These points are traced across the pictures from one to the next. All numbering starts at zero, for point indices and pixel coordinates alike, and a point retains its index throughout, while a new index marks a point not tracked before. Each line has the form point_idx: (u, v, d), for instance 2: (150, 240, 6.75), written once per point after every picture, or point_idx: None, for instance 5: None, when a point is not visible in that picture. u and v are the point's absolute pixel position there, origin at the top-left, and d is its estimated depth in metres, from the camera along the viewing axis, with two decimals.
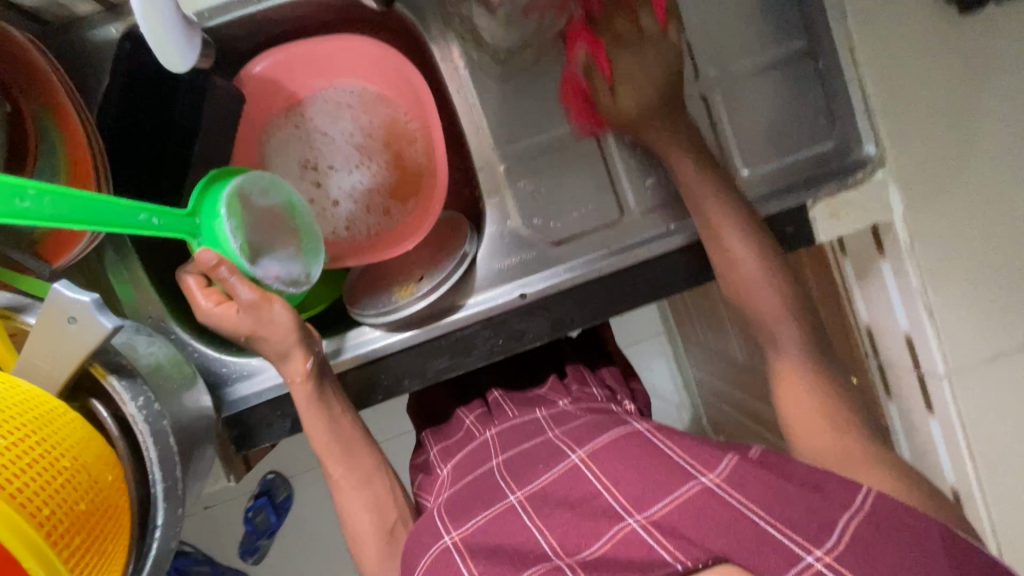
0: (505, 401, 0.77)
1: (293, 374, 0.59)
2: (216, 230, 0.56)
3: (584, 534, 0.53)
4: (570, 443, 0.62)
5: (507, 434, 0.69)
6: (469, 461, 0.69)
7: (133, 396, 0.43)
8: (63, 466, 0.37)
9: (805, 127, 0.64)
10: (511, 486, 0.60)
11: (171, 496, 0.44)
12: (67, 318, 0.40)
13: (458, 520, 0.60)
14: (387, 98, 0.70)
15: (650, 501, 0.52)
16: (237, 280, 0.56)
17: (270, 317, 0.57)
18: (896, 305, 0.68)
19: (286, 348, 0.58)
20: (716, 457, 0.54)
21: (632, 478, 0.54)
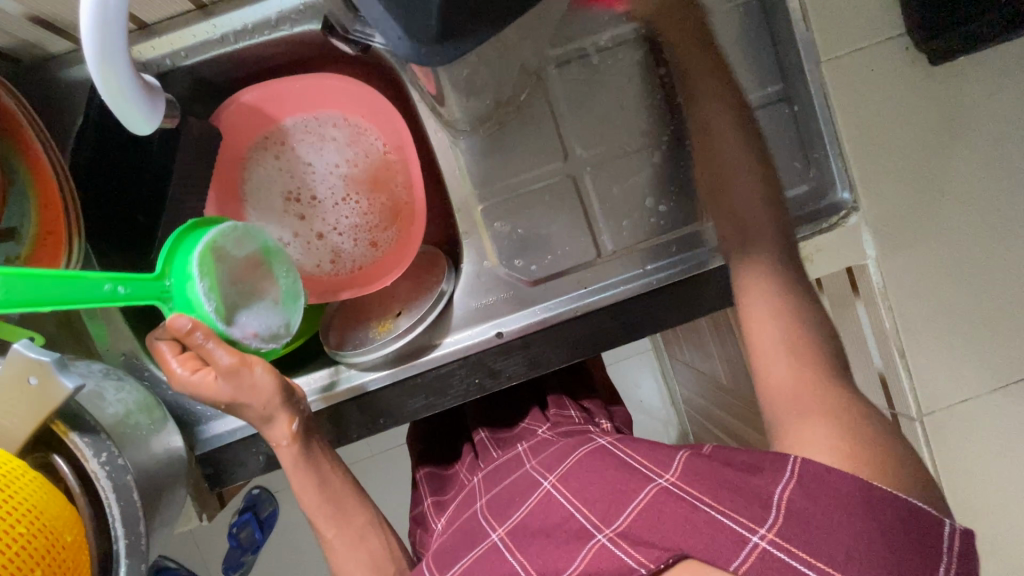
0: (490, 441, 0.78)
1: (278, 438, 0.59)
2: (189, 292, 0.54)
3: (560, 557, 0.52)
4: (542, 470, 0.62)
5: (491, 476, 0.70)
6: (460, 506, 0.69)
7: (96, 452, 0.43)
8: (18, 532, 0.36)
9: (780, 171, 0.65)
10: (494, 525, 0.60)
11: (134, 552, 0.43)
12: (28, 379, 0.39)
13: (445, 567, 0.60)
14: (363, 131, 0.69)
15: (614, 513, 0.52)
16: (215, 345, 0.54)
17: (252, 382, 0.56)
18: (870, 344, 0.68)
19: (270, 412, 0.57)
20: (668, 461, 0.54)
21: (593, 494, 0.55)
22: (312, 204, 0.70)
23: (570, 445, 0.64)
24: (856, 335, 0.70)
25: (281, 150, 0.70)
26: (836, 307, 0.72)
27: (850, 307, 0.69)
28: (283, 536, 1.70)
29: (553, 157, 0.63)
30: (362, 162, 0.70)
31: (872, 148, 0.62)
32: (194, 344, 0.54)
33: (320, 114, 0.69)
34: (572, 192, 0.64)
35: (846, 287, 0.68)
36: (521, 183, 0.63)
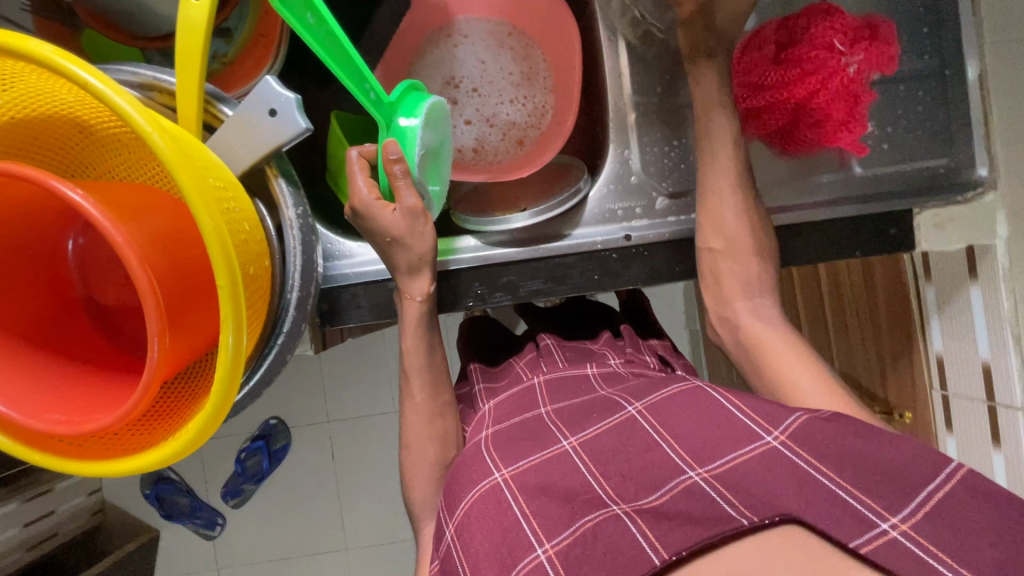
0: (557, 349, 0.75)
1: (414, 292, 0.62)
2: (406, 131, 0.57)
3: (642, 485, 0.51)
4: (625, 395, 0.59)
5: (558, 382, 0.66)
6: (518, 399, 0.66)
7: (295, 204, 0.45)
8: (245, 233, 0.39)
9: (922, 140, 0.67)
10: (563, 432, 0.58)
11: (301, 308, 0.46)
12: (269, 109, 0.43)
13: (510, 456, 0.56)
14: (529, 35, 0.75)
15: (711, 456, 0.51)
16: (405, 183, 0.56)
17: (422, 230, 0.59)
18: (980, 333, 0.69)
19: (421, 264, 0.61)
20: (782, 414, 0.51)
21: (693, 433, 0.53)
22: (467, 92, 0.76)
23: (663, 381, 0.61)
24: (962, 324, 0.71)
25: (456, 39, 0.75)
26: (944, 294, 0.74)
27: (963, 293, 0.71)
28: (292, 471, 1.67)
29: None
30: (523, 69, 0.76)
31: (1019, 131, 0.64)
32: (391, 176, 0.56)
33: (492, 17, 0.75)
34: None
35: (963, 270, 0.70)
36: (674, 102, 0.67)
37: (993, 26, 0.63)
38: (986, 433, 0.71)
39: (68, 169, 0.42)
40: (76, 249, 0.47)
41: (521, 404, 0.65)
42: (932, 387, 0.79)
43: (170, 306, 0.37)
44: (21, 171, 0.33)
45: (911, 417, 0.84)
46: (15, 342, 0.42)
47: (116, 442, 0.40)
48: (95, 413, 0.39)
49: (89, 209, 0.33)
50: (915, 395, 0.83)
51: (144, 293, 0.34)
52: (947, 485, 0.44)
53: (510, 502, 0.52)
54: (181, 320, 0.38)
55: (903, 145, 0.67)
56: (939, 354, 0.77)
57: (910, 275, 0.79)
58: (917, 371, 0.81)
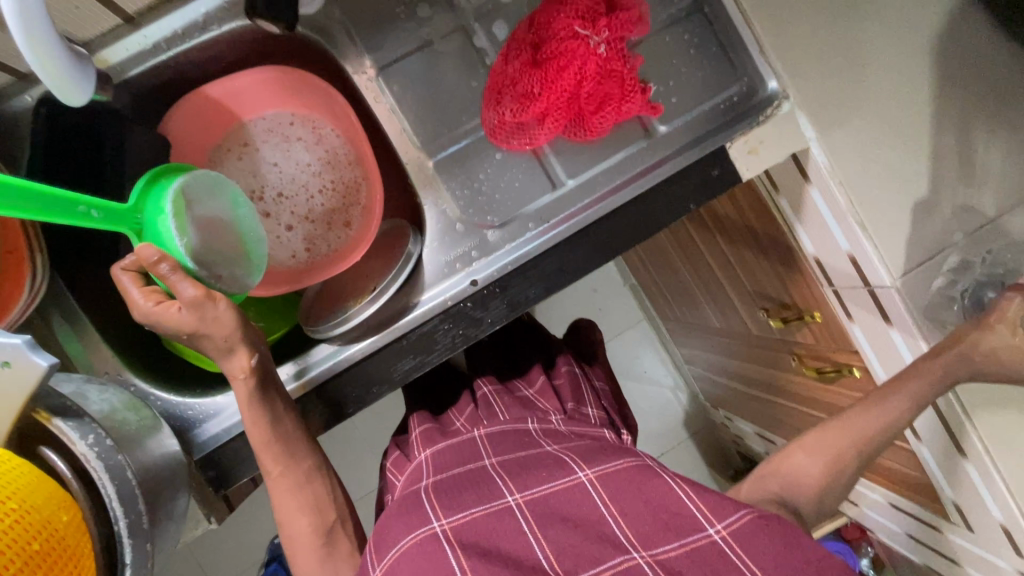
0: (494, 398, 0.73)
1: (236, 370, 0.55)
2: (160, 227, 0.54)
3: (581, 555, 0.50)
4: (578, 460, 0.58)
5: (499, 437, 0.65)
6: (456, 455, 0.64)
7: (82, 434, 0.43)
8: (12, 507, 0.36)
9: (708, 78, 0.67)
10: (509, 487, 0.56)
11: (136, 532, 0.43)
12: (1, 363, 0.39)
13: (449, 505, 0.55)
14: (312, 119, 0.71)
15: (657, 540, 0.51)
16: (180, 277, 0.50)
17: (215, 314, 0.52)
18: (833, 228, 0.71)
19: (232, 345, 0.54)
20: (728, 506, 0.51)
21: (641, 513, 0.52)
22: (275, 202, 0.72)
23: (612, 448, 0.60)
24: (818, 223, 0.72)
25: (242, 151, 0.72)
26: (795, 201, 0.75)
27: (805, 195, 0.72)
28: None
29: None
30: (321, 156, 0.72)
31: (788, 37, 0.64)
32: (160, 277, 0.50)
33: (266, 112, 0.71)
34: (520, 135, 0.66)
35: (797, 176, 0.71)
36: (468, 136, 0.65)
37: None
38: (878, 315, 0.73)
39: None
40: None
41: (455, 458, 0.63)
42: (824, 285, 0.80)
43: None
44: None
45: (821, 316, 0.86)
46: None
47: None
48: None
49: None
50: (816, 297, 0.84)
51: None
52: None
53: (449, 554, 0.51)
54: None
55: (693, 89, 0.67)
56: (815, 255, 0.78)
57: (765, 192, 0.80)
58: (808, 275, 0.82)
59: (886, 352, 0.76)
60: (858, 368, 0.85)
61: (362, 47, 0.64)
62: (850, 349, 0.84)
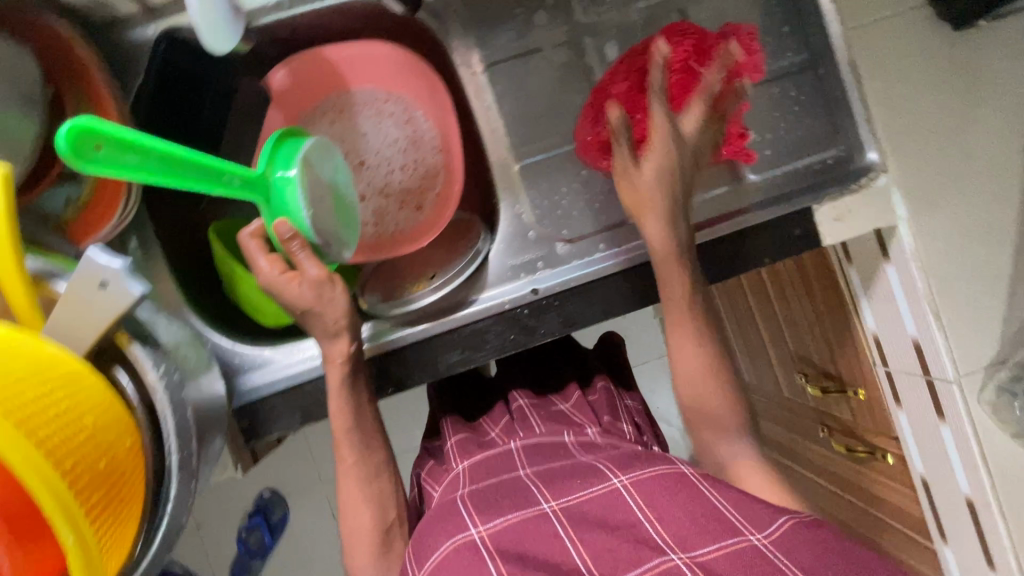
0: (530, 411, 0.73)
1: (334, 356, 0.57)
2: (289, 196, 0.56)
3: (622, 559, 0.49)
4: (612, 467, 0.58)
5: (534, 447, 0.65)
6: (490, 466, 0.64)
7: (155, 364, 0.44)
8: (85, 424, 0.37)
9: (807, 136, 0.67)
10: (544, 494, 0.57)
11: (185, 468, 0.44)
12: (98, 282, 0.41)
13: (487, 512, 0.56)
14: (405, 98, 0.72)
15: (695, 543, 0.49)
16: (306, 255, 0.54)
17: (332, 296, 0.55)
18: (903, 311, 0.69)
19: (339, 329, 0.56)
20: (767, 518, 0.49)
21: (676, 513, 0.51)
22: (355, 169, 0.72)
23: (653, 455, 0.59)
24: (888, 302, 0.71)
25: (332, 115, 0.72)
26: (866, 275, 0.73)
27: (880, 271, 0.70)
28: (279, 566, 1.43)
29: None
30: (408, 135, 0.73)
31: (900, 110, 0.63)
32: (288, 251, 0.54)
33: (361, 84, 0.72)
34: None
35: (876, 251, 0.70)
36: (558, 146, 0.66)
37: (851, 10, 0.62)
38: (931, 407, 0.71)
39: None
40: None
41: (488, 469, 0.64)
42: (878, 364, 0.78)
43: None
44: None
45: (865, 395, 0.84)
46: None
47: None
48: None
49: None
50: (864, 373, 0.82)
51: None
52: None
53: (485, 558, 0.52)
54: None
55: (789, 144, 0.66)
56: (876, 332, 0.76)
57: (834, 261, 0.78)
58: (862, 351, 0.80)
59: (928, 444, 0.74)
60: (892, 454, 0.83)
61: (473, 40, 0.65)
62: (890, 433, 0.82)
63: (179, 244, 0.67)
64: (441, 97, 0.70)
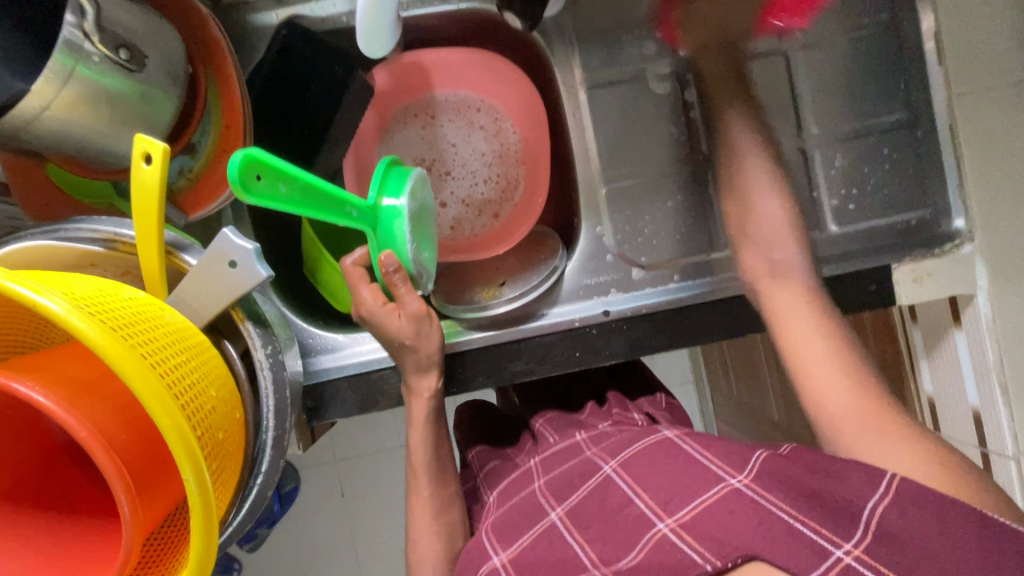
0: (545, 428, 0.71)
1: (422, 389, 0.62)
2: (395, 229, 0.58)
3: (618, 543, 0.49)
4: (602, 454, 0.57)
5: (548, 457, 0.63)
6: (512, 485, 0.63)
7: (264, 343, 0.46)
8: (211, 395, 0.39)
9: (897, 196, 0.67)
10: (550, 503, 0.56)
11: (278, 445, 0.46)
12: (228, 260, 0.43)
13: (508, 537, 0.55)
14: (500, 110, 0.74)
15: (678, 504, 0.48)
16: (408, 289, 0.58)
17: (429, 332, 0.60)
18: (967, 380, 0.69)
19: (431, 364, 0.61)
20: (741, 458, 0.49)
21: (659, 483, 0.50)
22: (440, 177, 0.74)
23: (638, 432, 0.59)
24: (951, 369, 0.71)
25: (424, 119, 0.74)
26: (931, 338, 0.73)
27: (948, 337, 0.70)
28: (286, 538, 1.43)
29: (682, 151, 0.67)
30: (495, 147, 0.74)
31: (994, 183, 0.64)
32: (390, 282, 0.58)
33: (458, 91, 0.73)
34: (695, 188, 0.67)
35: (947, 317, 0.70)
36: (648, 175, 0.67)
37: (959, 79, 0.63)
38: None
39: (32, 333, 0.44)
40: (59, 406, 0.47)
41: (514, 487, 0.63)
42: (926, 428, 0.78)
43: (138, 473, 0.38)
44: None
45: None
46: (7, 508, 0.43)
47: None
48: None
49: (46, 406, 0.35)
50: None
51: (107, 471, 0.35)
52: (883, 501, 0.42)
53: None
54: (152, 483, 0.39)
55: (877, 201, 0.67)
56: (931, 397, 0.76)
57: (897, 319, 0.77)
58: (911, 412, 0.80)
59: None
60: None
61: (577, 59, 0.67)
62: None
63: (267, 223, 0.69)
64: (537, 112, 0.71)
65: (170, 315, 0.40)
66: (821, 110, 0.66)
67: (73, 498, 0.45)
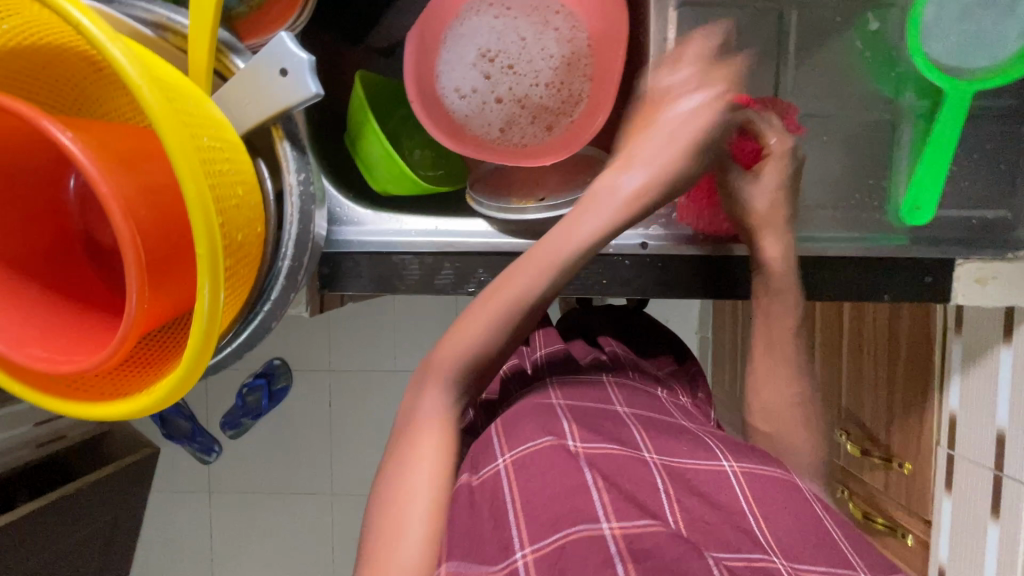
0: (626, 361, 0.70)
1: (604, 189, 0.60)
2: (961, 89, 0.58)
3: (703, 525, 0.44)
4: (725, 449, 0.54)
5: (633, 394, 0.62)
6: (589, 391, 0.61)
7: (297, 169, 0.44)
8: (238, 195, 0.37)
9: (978, 188, 0.62)
10: (647, 443, 0.53)
11: (292, 277, 0.45)
12: (280, 68, 0.40)
13: (588, 433, 0.52)
14: (579, 15, 0.69)
15: (798, 551, 0.43)
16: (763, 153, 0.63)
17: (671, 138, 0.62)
18: (1001, 400, 0.66)
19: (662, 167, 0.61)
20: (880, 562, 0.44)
21: (787, 524, 0.45)
22: (502, 70, 0.70)
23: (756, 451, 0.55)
24: (984, 386, 0.68)
25: (496, 8, 0.70)
26: (970, 352, 0.69)
27: (992, 352, 0.66)
28: (268, 432, 1.42)
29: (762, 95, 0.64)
30: (565, 54, 0.70)
31: None
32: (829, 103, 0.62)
33: None
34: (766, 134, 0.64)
35: (996, 331, 0.66)
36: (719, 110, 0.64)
37: None
38: (986, 503, 0.68)
39: (71, 103, 0.43)
40: (78, 188, 0.46)
41: (587, 394, 0.60)
42: (938, 444, 0.74)
43: (150, 254, 0.36)
44: (10, 105, 0.33)
45: (910, 468, 0.79)
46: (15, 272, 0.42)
47: (92, 384, 0.41)
48: (76, 355, 0.39)
49: (73, 152, 0.33)
50: (913, 449, 0.79)
51: (122, 237, 0.34)
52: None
53: (585, 469, 0.47)
54: (161, 271, 0.37)
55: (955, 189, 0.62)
56: (953, 413, 0.72)
57: (937, 325, 0.73)
58: (923, 427, 0.76)
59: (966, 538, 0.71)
60: (914, 536, 0.80)
61: None
62: (920, 515, 0.79)
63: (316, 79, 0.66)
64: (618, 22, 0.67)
65: (210, 104, 0.38)
66: (918, 81, 0.62)
67: (79, 284, 0.45)
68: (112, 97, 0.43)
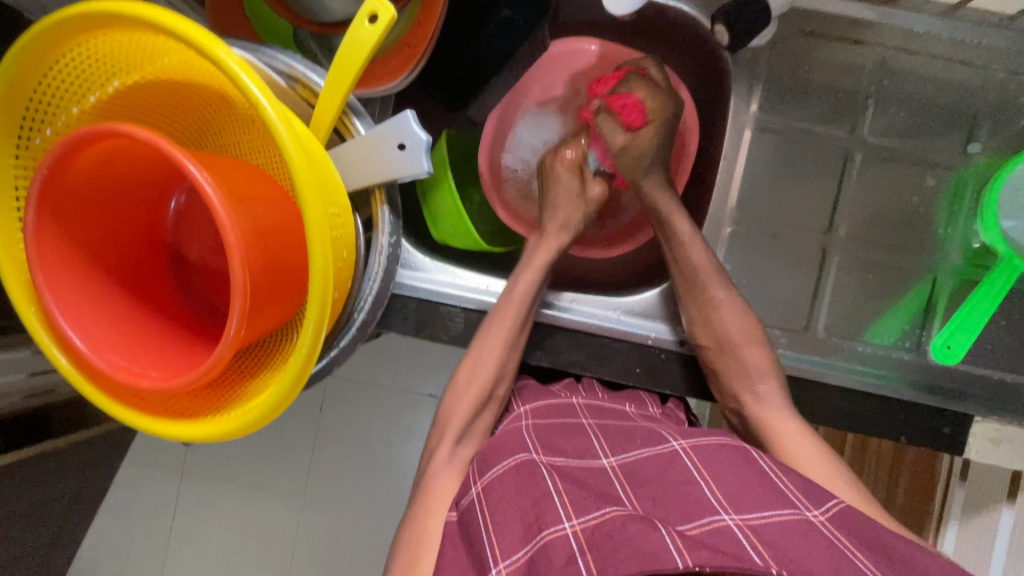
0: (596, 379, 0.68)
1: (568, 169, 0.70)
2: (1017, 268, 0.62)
3: (673, 513, 0.45)
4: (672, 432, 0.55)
5: (598, 407, 0.61)
6: (556, 410, 0.60)
7: (390, 231, 0.48)
8: (344, 256, 0.41)
9: (1006, 351, 0.65)
10: (605, 451, 0.54)
11: (362, 328, 0.49)
12: (399, 143, 0.43)
13: (550, 449, 0.53)
14: None
15: (747, 506, 0.45)
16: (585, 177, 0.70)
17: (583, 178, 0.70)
18: (996, 555, 0.67)
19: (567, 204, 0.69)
20: (820, 495, 0.47)
21: (734, 480, 0.48)
22: None
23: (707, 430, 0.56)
24: (981, 540, 0.69)
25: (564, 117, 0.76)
26: (973, 504, 0.71)
27: (994, 509, 0.68)
28: None
29: (816, 224, 0.67)
30: None
31: None
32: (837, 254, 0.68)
33: None
34: (814, 261, 0.68)
35: (1002, 490, 0.68)
36: (773, 230, 0.68)
37: None
38: None
39: (196, 132, 0.46)
40: (178, 207, 0.49)
41: (549, 412, 0.60)
42: None
43: (254, 298, 0.40)
44: (162, 144, 0.36)
45: None
46: (111, 282, 0.44)
47: (158, 399, 0.43)
48: (152, 370, 0.41)
49: (211, 199, 0.37)
50: None
51: (236, 281, 0.37)
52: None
53: (545, 477, 0.48)
54: (258, 312, 0.41)
55: (986, 348, 0.65)
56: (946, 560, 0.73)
57: (942, 471, 0.75)
58: None
59: None
60: None
61: (758, 100, 0.67)
62: None
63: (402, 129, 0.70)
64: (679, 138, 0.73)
65: (330, 165, 0.41)
66: (960, 242, 0.67)
67: (157, 296, 0.47)
68: (231, 133, 0.46)
